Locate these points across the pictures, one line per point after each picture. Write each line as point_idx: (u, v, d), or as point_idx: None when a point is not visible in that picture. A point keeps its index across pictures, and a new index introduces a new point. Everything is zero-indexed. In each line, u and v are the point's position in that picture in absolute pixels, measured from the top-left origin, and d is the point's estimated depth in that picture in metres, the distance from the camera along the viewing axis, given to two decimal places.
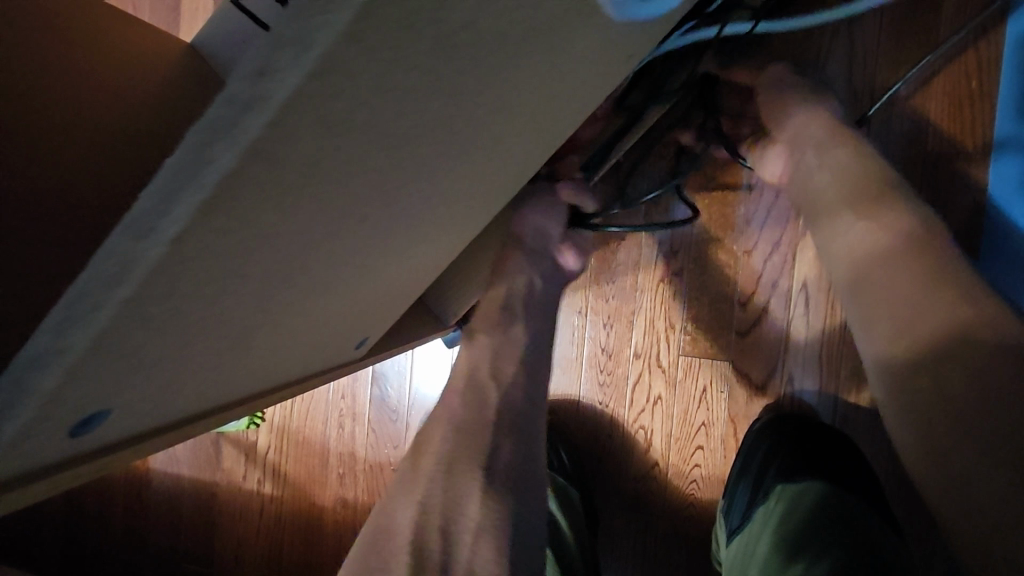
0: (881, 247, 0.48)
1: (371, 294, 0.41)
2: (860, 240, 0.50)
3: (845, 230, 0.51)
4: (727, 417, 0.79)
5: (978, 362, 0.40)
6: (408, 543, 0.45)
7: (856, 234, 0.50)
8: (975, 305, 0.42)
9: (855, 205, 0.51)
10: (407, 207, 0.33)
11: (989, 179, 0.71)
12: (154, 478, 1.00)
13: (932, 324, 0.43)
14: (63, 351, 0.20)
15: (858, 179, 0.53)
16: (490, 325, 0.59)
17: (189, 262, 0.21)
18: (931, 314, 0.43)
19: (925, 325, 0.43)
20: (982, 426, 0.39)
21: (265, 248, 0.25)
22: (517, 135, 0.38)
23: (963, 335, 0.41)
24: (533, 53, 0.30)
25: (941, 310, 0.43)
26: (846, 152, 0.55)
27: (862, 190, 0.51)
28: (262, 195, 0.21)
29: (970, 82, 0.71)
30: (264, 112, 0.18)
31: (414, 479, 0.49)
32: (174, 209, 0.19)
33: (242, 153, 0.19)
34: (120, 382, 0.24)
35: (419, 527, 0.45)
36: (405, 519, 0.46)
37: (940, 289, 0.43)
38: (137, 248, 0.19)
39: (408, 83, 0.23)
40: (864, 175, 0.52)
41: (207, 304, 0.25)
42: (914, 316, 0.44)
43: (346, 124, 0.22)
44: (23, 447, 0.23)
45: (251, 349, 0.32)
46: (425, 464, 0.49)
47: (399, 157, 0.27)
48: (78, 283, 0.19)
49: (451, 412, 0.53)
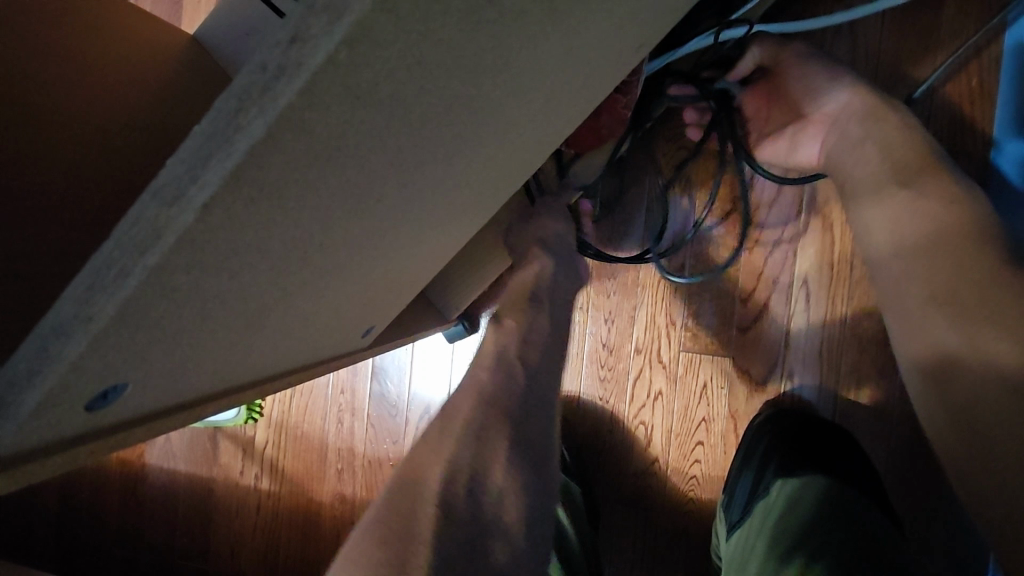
0: (932, 236, 0.53)
1: (382, 280, 0.41)
2: (912, 228, 0.54)
3: (894, 219, 0.56)
4: (727, 413, 0.80)
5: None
6: (436, 496, 0.43)
7: (902, 222, 0.55)
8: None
9: (912, 204, 0.55)
10: (422, 190, 0.33)
11: (1005, 171, 0.71)
12: (149, 473, 0.99)
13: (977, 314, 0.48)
14: (89, 320, 0.20)
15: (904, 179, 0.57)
16: (519, 310, 0.56)
17: (214, 232, 0.21)
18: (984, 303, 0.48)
19: (977, 310, 0.48)
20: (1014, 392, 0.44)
21: (286, 222, 0.25)
22: (530, 121, 0.38)
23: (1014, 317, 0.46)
24: (550, 35, 0.30)
25: (991, 294, 0.48)
26: (891, 149, 0.58)
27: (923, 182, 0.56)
28: (288, 168, 0.22)
29: (971, 81, 0.72)
30: (297, 79, 0.18)
31: (444, 439, 0.47)
32: (203, 176, 0.19)
33: (274, 120, 0.19)
34: (140, 356, 0.24)
35: (447, 492, 0.43)
36: (430, 483, 0.44)
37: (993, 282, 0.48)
38: (166, 214, 0.19)
39: (432, 58, 0.23)
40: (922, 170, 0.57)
41: (227, 279, 0.25)
42: (966, 304, 0.48)
43: (371, 97, 0.22)
44: (41, 420, 0.23)
45: (265, 330, 0.32)
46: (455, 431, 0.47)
47: (418, 137, 0.28)
48: (105, 251, 0.19)
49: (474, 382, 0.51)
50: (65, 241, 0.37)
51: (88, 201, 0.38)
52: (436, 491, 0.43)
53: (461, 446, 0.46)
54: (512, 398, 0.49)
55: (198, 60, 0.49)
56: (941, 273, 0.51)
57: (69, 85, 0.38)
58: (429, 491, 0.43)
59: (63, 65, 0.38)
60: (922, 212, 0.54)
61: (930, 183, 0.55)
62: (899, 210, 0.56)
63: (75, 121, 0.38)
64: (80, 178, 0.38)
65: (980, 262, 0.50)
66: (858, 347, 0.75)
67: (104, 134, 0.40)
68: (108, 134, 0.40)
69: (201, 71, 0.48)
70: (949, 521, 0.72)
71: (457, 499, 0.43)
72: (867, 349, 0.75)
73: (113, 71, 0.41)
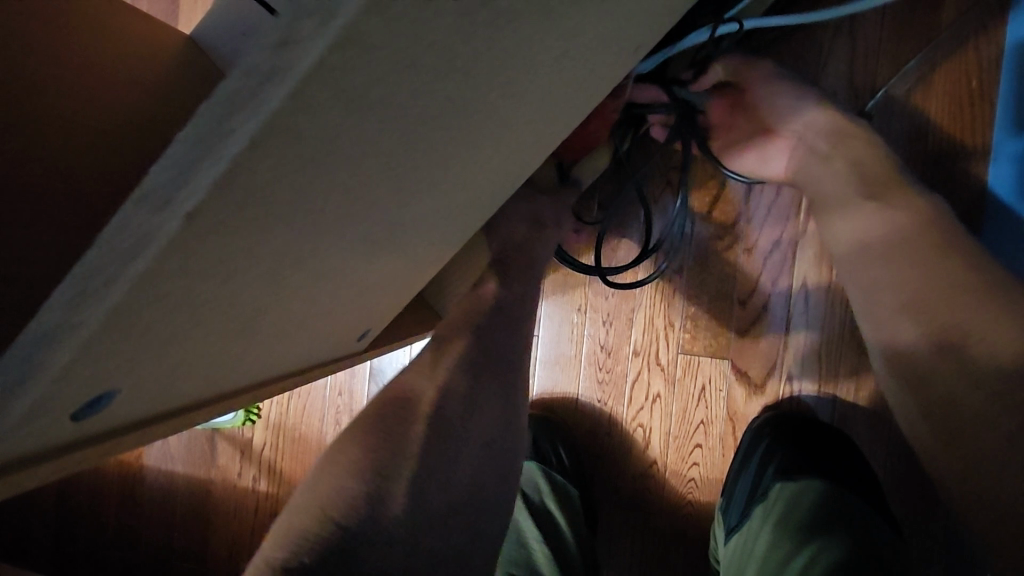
0: (901, 241, 0.52)
1: (377, 282, 0.40)
2: (881, 232, 0.54)
3: (861, 231, 0.56)
4: (725, 416, 0.79)
5: (1000, 342, 0.44)
6: (428, 419, 0.51)
7: (870, 233, 0.55)
8: (993, 296, 0.46)
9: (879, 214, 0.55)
10: (416, 192, 0.33)
11: (990, 175, 0.72)
12: (147, 475, 0.99)
13: (953, 317, 0.47)
14: (76, 326, 0.20)
15: (872, 188, 0.57)
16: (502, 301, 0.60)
17: (203, 238, 0.21)
18: (957, 308, 0.47)
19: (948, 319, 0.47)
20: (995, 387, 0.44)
21: (278, 226, 0.25)
22: (526, 123, 0.38)
23: (982, 321, 0.46)
24: (546, 38, 0.30)
25: (960, 303, 0.47)
26: (857, 163, 0.59)
27: (888, 190, 0.56)
28: (279, 172, 0.21)
29: (969, 83, 0.72)
30: (286, 83, 0.18)
31: (436, 372, 0.54)
32: (191, 180, 0.19)
33: (263, 125, 0.18)
34: (130, 362, 0.24)
35: (439, 421, 0.51)
36: (426, 401, 0.52)
37: (963, 284, 0.48)
38: (153, 219, 0.19)
39: (425, 61, 0.23)
40: (888, 181, 0.57)
41: (218, 284, 0.25)
42: (938, 308, 0.48)
43: (363, 99, 0.22)
44: (28, 427, 0.23)
45: (257, 335, 0.32)
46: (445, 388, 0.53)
47: (412, 140, 0.27)
48: (91, 258, 0.19)
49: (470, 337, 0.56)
50: (61, 244, 0.37)
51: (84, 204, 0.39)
52: (429, 414, 0.51)
53: (456, 386, 0.53)
54: (493, 359, 0.56)
55: (194, 59, 0.48)
56: (914, 277, 0.50)
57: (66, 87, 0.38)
58: (423, 410, 0.51)
59: (58, 65, 0.37)
60: (890, 218, 0.54)
61: (893, 192, 0.56)
62: (867, 219, 0.56)
63: (70, 123, 0.38)
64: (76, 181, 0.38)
65: (950, 267, 0.49)
66: (859, 350, 0.74)
67: (100, 136, 0.40)
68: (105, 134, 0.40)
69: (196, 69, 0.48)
70: (948, 524, 0.72)
71: (448, 423, 0.51)
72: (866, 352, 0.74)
73: (109, 69, 0.40)
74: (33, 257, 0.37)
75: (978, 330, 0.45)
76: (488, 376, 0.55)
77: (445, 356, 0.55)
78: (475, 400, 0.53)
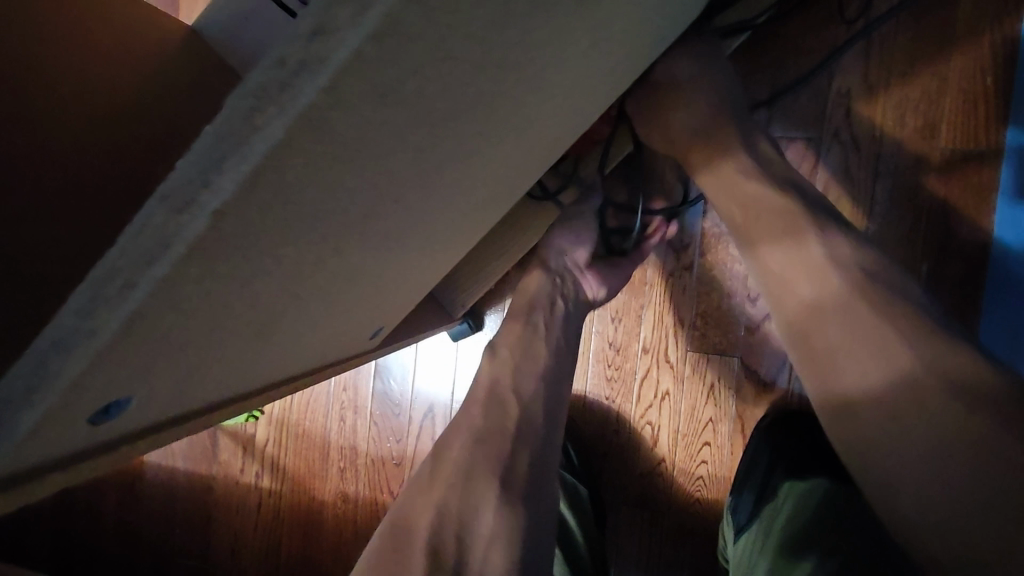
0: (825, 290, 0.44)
1: (393, 281, 0.39)
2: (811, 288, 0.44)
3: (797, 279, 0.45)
4: (734, 414, 0.79)
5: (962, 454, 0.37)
6: (426, 544, 0.43)
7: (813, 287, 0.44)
8: (952, 407, 0.38)
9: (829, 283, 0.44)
10: (439, 189, 0.31)
11: (998, 179, 0.67)
12: (147, 472, 0.98)
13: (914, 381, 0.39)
14: (91, 333, 0.19)
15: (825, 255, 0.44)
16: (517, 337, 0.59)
17: (226, 240, 0.20)
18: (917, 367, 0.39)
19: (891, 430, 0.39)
20: (955, 497, 0.37)
21: (304, 226, 0.24)
22: (549, 117, 0.36)
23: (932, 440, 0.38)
24: (576, 28, 0.28)
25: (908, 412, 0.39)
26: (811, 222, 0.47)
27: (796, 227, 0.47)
28: (307, 169, 0.20)
29: (984, 79, 0.67)
30: (321, 75, 0.17)
31: (433, 482, 0.48)
32: (215, 180, 0.17)
33: (294, 120, 0.17)
34: (145, 368, 0.23)
35: (438, 538, 0.44)
36: (421, 524, 0.45)
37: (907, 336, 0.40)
38: (175, 221, 0.18)
39: (460, 52, 0.22)
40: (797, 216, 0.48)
41: (238, 287, 0.24)
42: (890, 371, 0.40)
43: (394, 94, 0.21)
44: (40, 437, 0.22)
45: (271, 338, 0.31)
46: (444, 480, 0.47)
47: (439, 135, 0.26)
48: (107, 261, 0.18)
49: (472, 426, 0.51)
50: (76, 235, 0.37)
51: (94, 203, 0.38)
52: (426, 538, 0.44)
53: (452, 495, 0.46)
54: (504, 440, 0.50)
55: (194, 48, 0.46)
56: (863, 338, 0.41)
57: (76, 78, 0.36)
58: (423, 529, 0.45)
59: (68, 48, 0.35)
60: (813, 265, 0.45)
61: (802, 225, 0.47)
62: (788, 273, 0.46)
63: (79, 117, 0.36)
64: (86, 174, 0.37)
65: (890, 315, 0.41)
66: None
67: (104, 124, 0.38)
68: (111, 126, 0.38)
69: (191, 57, 0.45)
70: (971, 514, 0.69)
71: (448, 535, 0.44)
72: None
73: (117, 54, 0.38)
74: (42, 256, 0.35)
75: (923, 451, 0.38)
76: (493, 446, 0.49)
77: (441, 458, 0.50)
78: (475, 488, 0.47)
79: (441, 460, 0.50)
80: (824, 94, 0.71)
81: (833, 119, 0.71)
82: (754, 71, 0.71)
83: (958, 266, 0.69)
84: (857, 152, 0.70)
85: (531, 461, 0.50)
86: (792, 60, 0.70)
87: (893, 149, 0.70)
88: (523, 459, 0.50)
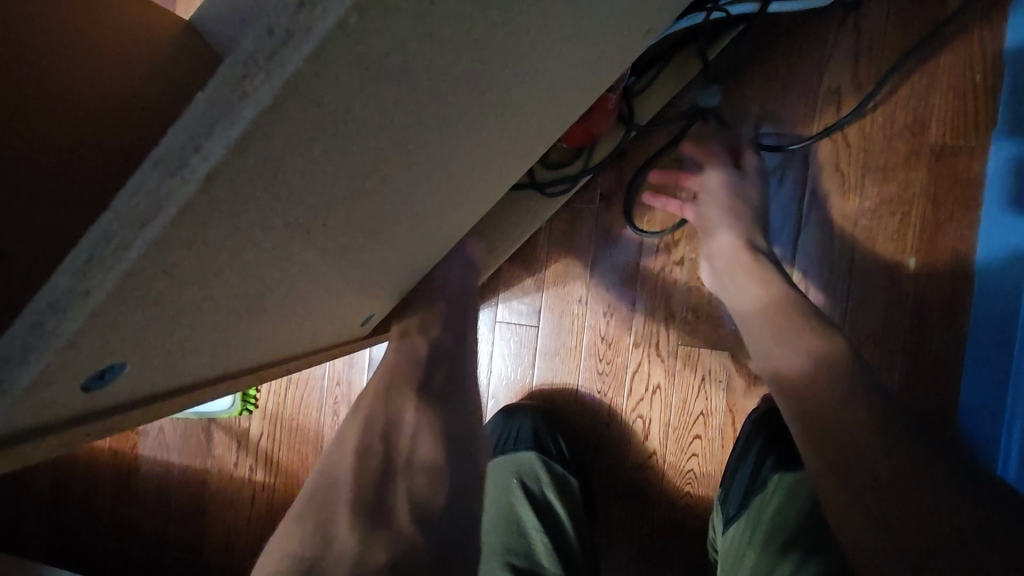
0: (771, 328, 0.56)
1: (383, 264, 0.40)
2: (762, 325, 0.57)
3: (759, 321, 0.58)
4: (725, 407, 0.80)
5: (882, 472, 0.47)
6: (356, 449, 0.45)
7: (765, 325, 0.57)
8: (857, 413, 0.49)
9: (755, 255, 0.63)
10: (426, 170, 0.32)
11: (988, 177, 0.68)
12: (142, 465, 0.98)
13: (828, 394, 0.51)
14: (86, 293, 0.19)
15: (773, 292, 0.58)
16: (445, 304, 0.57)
17: (218, 206, 0.21)
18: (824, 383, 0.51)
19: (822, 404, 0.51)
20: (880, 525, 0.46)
21: (293, 198, 0.24)
22: (537, 104, 0.38)
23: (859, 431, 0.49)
24: (560, 13, 0.29)
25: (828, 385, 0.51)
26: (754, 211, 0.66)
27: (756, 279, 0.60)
28: (295, 139, 0.21)
29: (974, 77, 0.68)
30: (306, 44, 0.18)
31: (357, 411, 0.49)
32: (206, 144, 0.18)
33: (281, 88, 0.18)
34: (138, 334, 0.24)
35: (365, 444, 0.45)
36: (350, 440, 0.46)
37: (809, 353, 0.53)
38: (167, 183, 0.18)
39: (442, 30, 0.23)
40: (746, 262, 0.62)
41: (229, 257, 0.24)
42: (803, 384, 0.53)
43: (380, 68, 0.22)
44: (35, 398, 0.22)
45: (262, 314, 0.32)
46: (368, 403, 0.49)
47: (425, 113, 0.27)
48: (103, 223, 0.19)
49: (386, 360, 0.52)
50: None
51: (87, 184, 0.35)
52: (352, 450, 0.45)
53: (374, 411, 0.48)
54: (414, 363, 0.51)
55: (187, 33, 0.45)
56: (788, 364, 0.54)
57: (62, 57, 0.34)
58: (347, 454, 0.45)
59: None
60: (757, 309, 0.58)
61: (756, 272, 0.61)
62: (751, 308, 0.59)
63: None
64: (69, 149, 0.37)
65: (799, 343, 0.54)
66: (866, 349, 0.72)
67: None
68: None
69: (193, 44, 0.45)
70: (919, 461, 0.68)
71: (374, 441, 0.45)
72: (867, 348, 0.72)
73: None
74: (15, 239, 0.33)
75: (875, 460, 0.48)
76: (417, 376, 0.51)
77: (363, 396, 0.51)
78: (397, 399, 0.49)
79: (359, 401, 0.50)
80: (813, 90, 0.72)
81: (822, 116, 0.72)
82: (747, 68, 0.73)
83: (946, 262, 0.70)
84: (847, 147, 0.71)
85: (445, 376, 0.52)
86: (782, 59, 0.72)
87: (880, 144, 0.71)
88: (426, 367, 0.51)
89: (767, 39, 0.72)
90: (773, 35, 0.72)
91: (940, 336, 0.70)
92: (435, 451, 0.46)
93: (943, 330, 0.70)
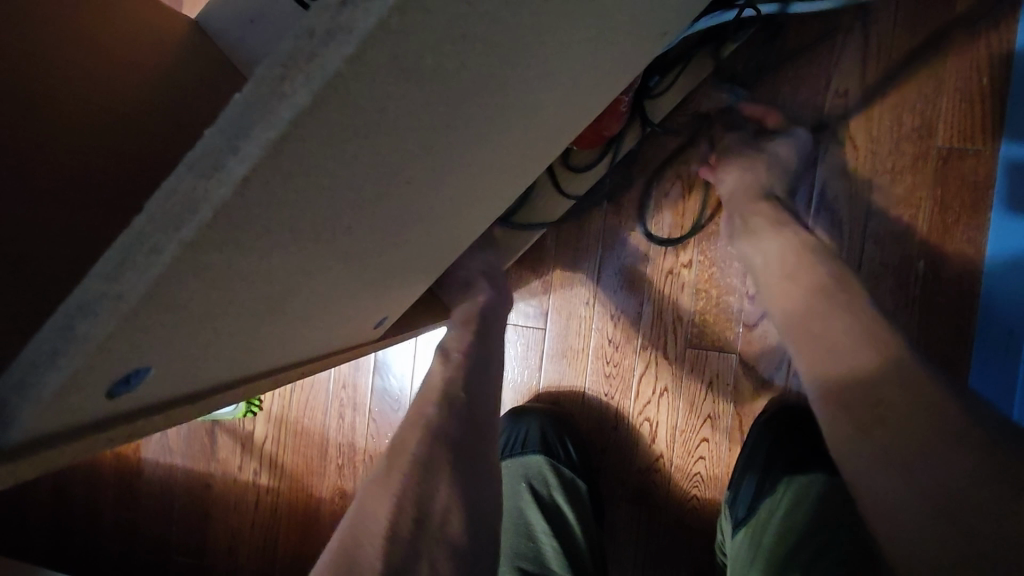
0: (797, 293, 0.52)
1: (400, 266, 0.40)
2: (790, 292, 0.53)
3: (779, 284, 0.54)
4: (733, 410, 0.79)
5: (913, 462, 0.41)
6: (383, 536, 0.42)
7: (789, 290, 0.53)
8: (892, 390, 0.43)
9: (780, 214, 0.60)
10: (448, 173, 0.32)
11: (994, 183, 0.68)
12: (145, 468, 0.98)
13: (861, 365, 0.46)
14: (118, 296, 0.19)
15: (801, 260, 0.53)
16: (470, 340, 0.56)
17: (250, 208, 0.20)
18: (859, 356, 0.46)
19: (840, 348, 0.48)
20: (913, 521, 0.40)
21: (322, 200, 0.24)
22: (556, 105, 0.37)
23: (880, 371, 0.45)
24: (586, 15, 0.29)
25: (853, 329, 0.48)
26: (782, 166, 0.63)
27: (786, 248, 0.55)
28: (328, 141, 0.21)
29: (981, 81, 0.68)
30: (347, 44, 0.17)
31: (387, 472, 0.46)
32: (243, 147, 0.18)
33: (321, 89, 0.18)
34: (164, 338, 0.23)
35: (394, 527, 0.43)
36: (378, 517, 0.43)
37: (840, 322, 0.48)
38: (203, 185, 0.18)
39: (475, 31, 0.23)
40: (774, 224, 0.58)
41: (256, 260, 0.24)
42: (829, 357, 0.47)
43: (414, 70, 0.21)
44: (61, 403, 0.22)
45: (283, 317, 0.31)
46: (399, 468, 0.46)
47: (451, 116, 0.27)
48: (136, 226, 0.18)
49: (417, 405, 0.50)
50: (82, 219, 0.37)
51: None
52: (381, 530, 0.43)
53: (403, 484, 0.45)
54: (446, 410, 0.49)
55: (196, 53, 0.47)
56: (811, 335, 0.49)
57: None
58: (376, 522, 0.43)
59: (71, 49, 0.38)
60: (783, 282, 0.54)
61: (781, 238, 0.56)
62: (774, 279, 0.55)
63: (84, 107, 0.38)
64: (91, 164, 0.38)
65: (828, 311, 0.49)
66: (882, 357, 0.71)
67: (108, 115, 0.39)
68: (117, 121, 0.40)
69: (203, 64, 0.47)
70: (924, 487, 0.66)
71: (404, 526, 0.43)
72: None
73: (125, 54, 0.41)
74: (42, 255, 0.35)
75: (899, 440, 0.42)
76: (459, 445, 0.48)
77: (395, 457, 0.47)
78: (433, 475, 0.46)
79: (397, 441, 0.48)
80: (821, 93, 0.72)
81: (831, 120, 0.72)
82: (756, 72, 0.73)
83: (955, 266, 0.70)
84: (854, 151, 0.72)
85: (472, 422, 0.50)
86: (790, 63, 0.72)
87: (889, 147, 0.71)
88: (456, 424, 0.49)
89: (776, 41, 0.72)
90: (782, 37, 0.72)
91: (949, 340, 0.70)
92: (463, 531, 0.44)
93: (953, 334, 0.70)
